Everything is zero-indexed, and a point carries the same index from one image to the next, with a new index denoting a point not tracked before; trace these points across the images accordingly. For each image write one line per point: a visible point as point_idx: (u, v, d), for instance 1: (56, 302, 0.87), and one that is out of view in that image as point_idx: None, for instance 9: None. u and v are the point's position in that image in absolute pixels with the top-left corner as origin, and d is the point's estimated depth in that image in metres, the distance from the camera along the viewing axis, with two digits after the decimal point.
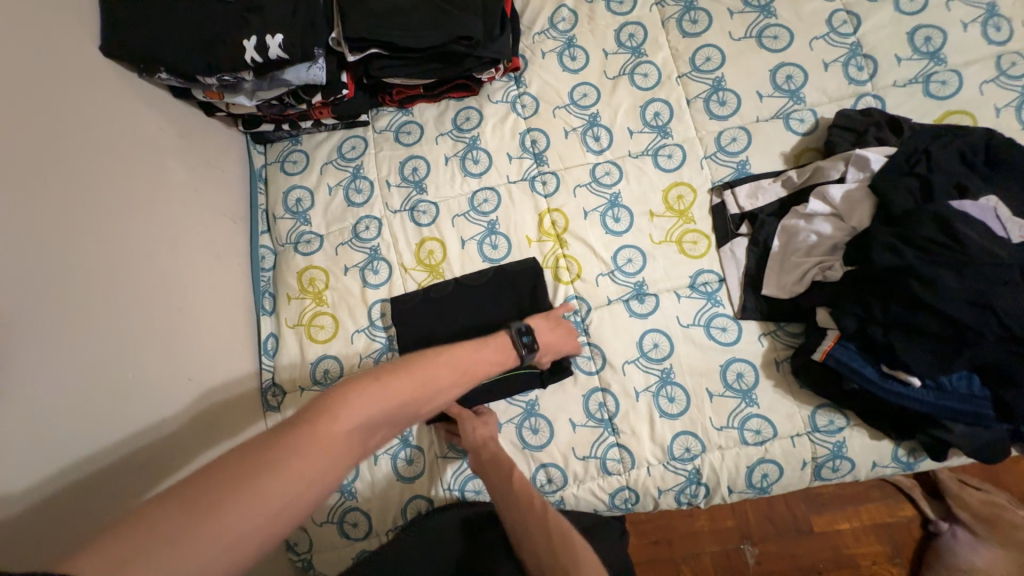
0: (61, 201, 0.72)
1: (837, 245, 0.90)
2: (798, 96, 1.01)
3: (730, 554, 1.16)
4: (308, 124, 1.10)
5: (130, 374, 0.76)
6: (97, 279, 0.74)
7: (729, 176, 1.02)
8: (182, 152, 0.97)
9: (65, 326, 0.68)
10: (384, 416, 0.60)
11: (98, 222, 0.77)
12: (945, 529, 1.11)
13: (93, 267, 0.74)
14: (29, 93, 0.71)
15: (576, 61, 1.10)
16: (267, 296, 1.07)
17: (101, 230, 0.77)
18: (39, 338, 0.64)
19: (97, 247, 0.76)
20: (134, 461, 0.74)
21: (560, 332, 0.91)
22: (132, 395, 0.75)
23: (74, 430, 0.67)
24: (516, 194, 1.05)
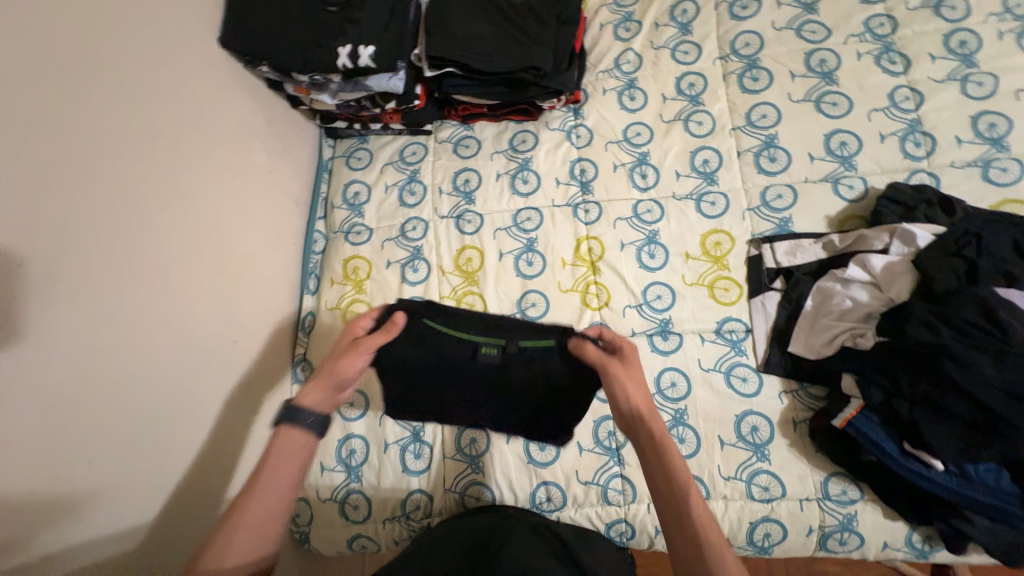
0: (162, 166, 0.81)
1: (872, 314, 0.90)
2: (850, 163, 1.03)
3: None
4: (377, 127, 1.19)
5: (186, 328, 0.83)
6: (177, 239, 0.83)
7: (770, 231, 1.03)
8: (266, 136, 1.07)
9: (142, 277, 0.76)
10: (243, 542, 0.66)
11: (187, 189, 0.86)
12: None
13: (176, 229, 0.83)
14: (154, 70, 0.82)
15: (634, 101, 1.15)
16: (313, 277, 1.15)
17: (188, 196, 0.86)
18: (122, 283, 0.72)
19: (182, 210, 0.84)
20: (177, 408, 0.80)
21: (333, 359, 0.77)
22: (184, 347, 0.82)
23: (138, 365, 0.74)
24: (559, 217, 1.10)
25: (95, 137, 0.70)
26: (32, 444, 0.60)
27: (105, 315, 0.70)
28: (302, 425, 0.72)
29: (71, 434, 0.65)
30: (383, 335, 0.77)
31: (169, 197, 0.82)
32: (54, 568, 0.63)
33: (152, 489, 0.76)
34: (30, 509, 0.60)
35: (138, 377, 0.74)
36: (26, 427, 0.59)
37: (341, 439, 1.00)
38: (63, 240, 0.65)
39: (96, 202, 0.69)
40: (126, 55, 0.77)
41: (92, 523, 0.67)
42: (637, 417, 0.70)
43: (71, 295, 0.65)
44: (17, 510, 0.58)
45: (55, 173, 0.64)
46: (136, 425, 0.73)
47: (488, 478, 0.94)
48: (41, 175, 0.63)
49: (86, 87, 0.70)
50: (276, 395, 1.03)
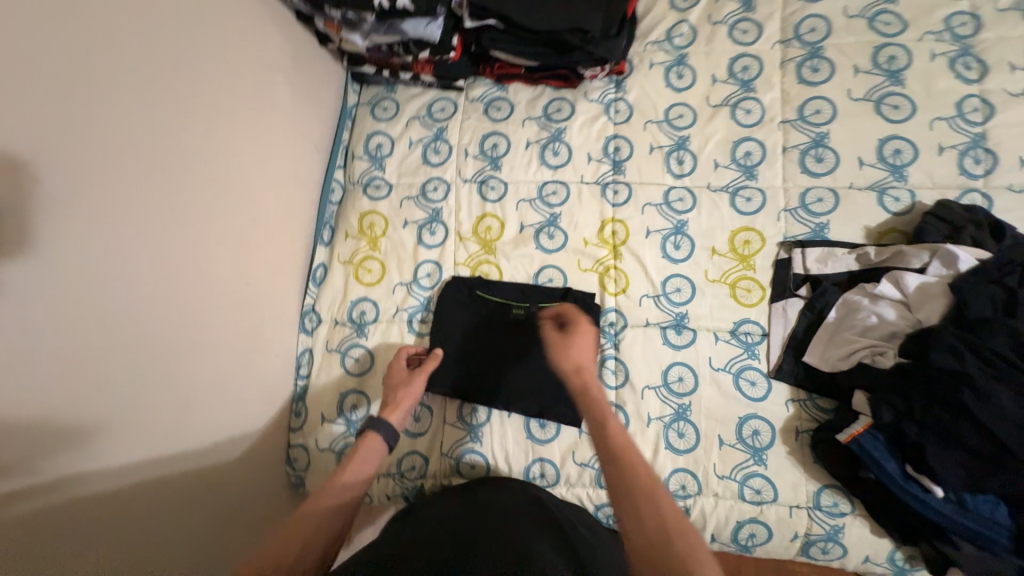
0: (180, 94, 0.77)
1: (896, 333, 0.87)
2: (901, 173, 0.97)
3: None
4: (407, 76, 1.12)
5: (200, 266, 0.82)
6: (194, 173, 0.80)
7: (804, 235, 0.99)
8: (291, 74, 1.02)
9: (155, 209, 0.74)
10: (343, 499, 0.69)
11: (207, 121, 0.82)
12: None
13: (192, 161, 0.80)
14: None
15: (682, 80, 1.08)
16: (327, 228, 1.13)
17: (206, 128, 0.82)
18: (137, 212, 0.71)
19: (200, 143, 0.81)
20: (188, 345, 0.80)
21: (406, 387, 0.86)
22: (195, 286, 0.81)
23: (148, 298, 0.73)
24: (586, 195, 1.05)
25: (112, 54, 0.66)
26: (44, 366, 0.60)
27: (118, 243, 0.68)
28: (383, 428, 0.77)
29: (85, 360, 0.64)
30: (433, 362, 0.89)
31: (187, 128, 0.79)
32: (72, 487, 0.64)
33: (166, 419, 0.77)
34: (44, 428, 0.60)
35: (151, 310, 0.74)
36: (37, 351, 0.59)
37: (344, 392, 1.01)
38: (75, 160, 0.62)
39: (111, 124, 0.67)
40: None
41: (104, 448, 0.68)
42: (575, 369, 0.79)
43: (84, 218, 0.64)
44: (28, 430, 0.59)
45: (70, 88, 0.61)
46: (149, 357, 0.73)
47: (484, 449, 0.95)
48: (55, 88, 0.60)
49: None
50: (283, 342, 1.03)
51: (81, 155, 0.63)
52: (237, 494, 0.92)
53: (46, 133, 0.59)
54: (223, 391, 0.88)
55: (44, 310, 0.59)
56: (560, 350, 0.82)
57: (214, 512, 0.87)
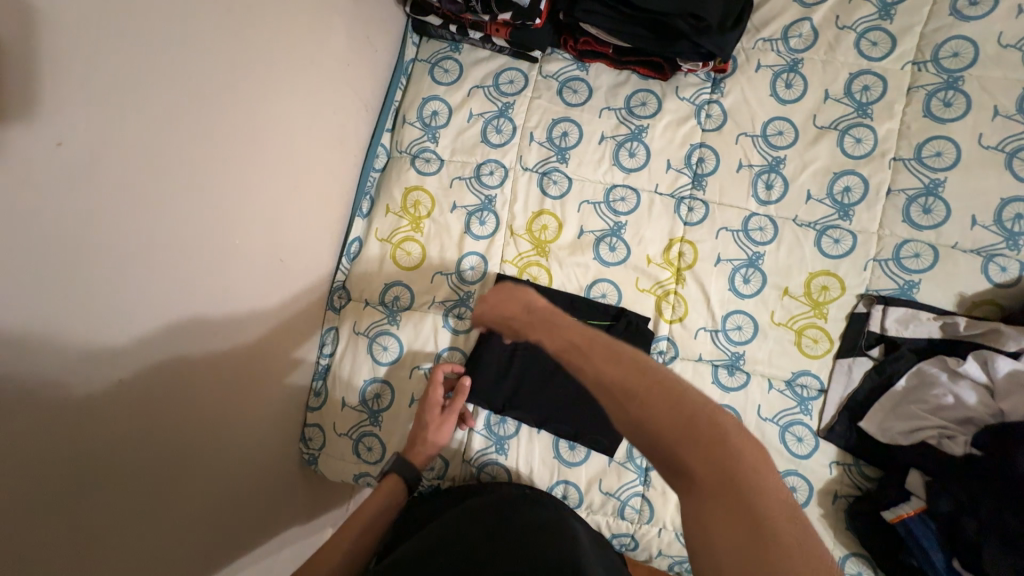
0: (227, 31, 0.65)
1: (972, 419, 0.80)
2: (1015, 241, 0.86)
3: None
4: (477, 36, 0.98)
5: (235, 233, 0.74)
6: (234, 126, 0.70)
7: (888, 291, 0.90)
8: (349, 18, 0.89)
9: (192, 167, 0.64)
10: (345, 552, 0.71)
11: (251, 66, 0.71)
12: None
13: (234, 113, 0.69)
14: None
15: (790, 91, 0.94)
16: (367, 198, 1.03)
17: (251, 75, 0.71)
18: (173, 170, 0.61)
19: (244, 92, 0.70)
20: (221, 319, 0.74)
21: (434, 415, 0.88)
22: (228, 255, 0.73)
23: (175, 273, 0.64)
24: (657, 207, 0.95)
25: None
26: (66, 346, 0.52)
27: (155, 205, 0.60)
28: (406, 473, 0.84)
29: (114, 333, 0.58)
30: (462, 398, 0.89)
31: (232, 73, 0.68)
32: (94, 471, 0.58)
33: (195, 398, 0.71)
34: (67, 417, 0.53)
35: (184, 281, 0.66)
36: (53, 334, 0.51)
37: (368, 380, 0.96)
38: (108, 105, 0.52)
39: (151, 64, 0.56)
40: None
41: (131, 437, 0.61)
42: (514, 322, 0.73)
43: (118, 176, 0.55)
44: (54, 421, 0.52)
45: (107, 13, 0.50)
46: (180, 331, 0.67)
47: (508, 461, 0.92)
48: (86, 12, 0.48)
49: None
50: (310, 318, 0.96)
51: (117, 98, 0.53)
52: (255, 474, 0.88)
53: (75, 70, 0.48)
54: (253, 368, 0.82)
55: (67, 279, 0.51)
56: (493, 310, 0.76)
57: (234, 492, 0.83)
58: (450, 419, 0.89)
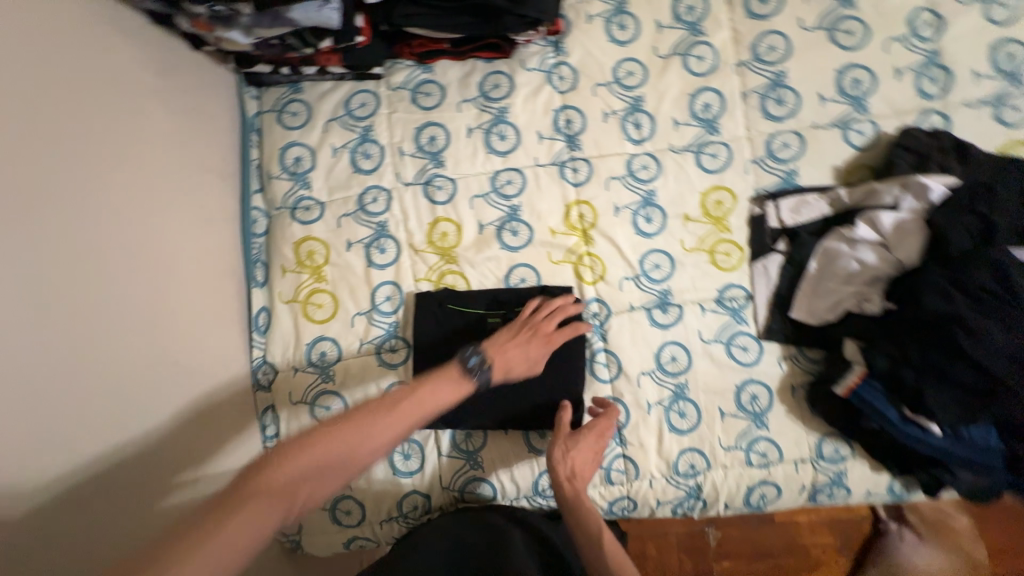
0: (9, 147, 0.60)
1: (878, 277, 0.85)
2: (862, 104, 0.93)
3: (694, 534, 1.25)
4: (312, 71, 0.95)
5: (96, 350, 0.68)
6: (50, 240, 0.64)
7: (774, 186, 0.94)
8: (159, 94, 0.82)
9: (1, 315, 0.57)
10: (314, 469, 0.60)
11: (53, 170, 0.65)
12: (893, 529, 1.21)
13: (43, 226, 0.63)
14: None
15: (624, 32, 0.97)
16: (259, 265, 0.97)
17: (60, 188, 0.65)
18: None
19: (52, 202, 0.64)
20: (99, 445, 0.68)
21: (528, 342, 0.84)
22: (91, 374, 0.67)
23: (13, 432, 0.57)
24: (544, 179, 0.95)
25: None
26: None
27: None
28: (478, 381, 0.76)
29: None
30: (565, 333, 0.86)
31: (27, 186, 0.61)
32: None
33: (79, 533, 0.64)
34: None
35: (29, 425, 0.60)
36: None
37: None
38: None
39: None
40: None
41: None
42: (569, 475, 0.79)
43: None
44: None
45: None
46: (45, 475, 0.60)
47: (487, 472, 0.91)
48: None
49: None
50: (235, 408, 0.90)
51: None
52: None
53: None
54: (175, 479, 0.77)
55: None
56: (562, 446, 0.81)
57: None
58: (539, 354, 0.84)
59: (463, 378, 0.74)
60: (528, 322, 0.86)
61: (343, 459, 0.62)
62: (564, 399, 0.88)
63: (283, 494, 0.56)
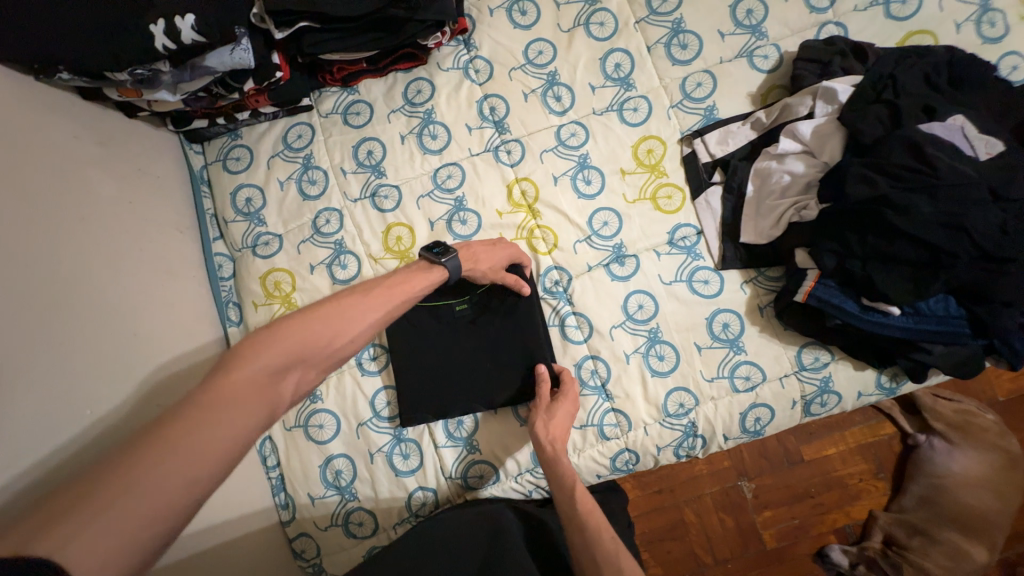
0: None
1: (811, 183, 0.88)
2: (760, 31, 0.97)
3: (728, 492, 1.21)
4: (245, 115, 1.00)
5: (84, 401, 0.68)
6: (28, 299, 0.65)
7: (698, 124, 0.98)
8: (107, 162, 0.87)
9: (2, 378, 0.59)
10: (288, 357, 0.55)
11: (21, 237, 0.67)
12: (923, 441, 1.17)
13: (23, 288, 0.65)
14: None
15: (526, 17, 1.03)
16: (232, 306, 1.01)
17: (40, 255, 0.69)
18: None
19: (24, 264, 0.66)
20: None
21: (496, 249, 0.89)
22: (83, 427, 0.67)
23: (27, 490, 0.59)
24: (481, 166, 1.00)
25: None
26: None
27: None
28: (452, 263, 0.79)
29: None
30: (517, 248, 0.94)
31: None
32: None
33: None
34: None
35: None
36: None
37: (323, 464, 0.93)
38: None
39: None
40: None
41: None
42: (552, 444, 0.82)
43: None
44: None
45: None
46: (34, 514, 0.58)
47: (486, 454, 0.93)
48: None
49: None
50: None
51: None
52: None
53: None
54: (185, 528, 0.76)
55: None
56: (542, 420, 0.84)
57: None
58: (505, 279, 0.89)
59: (430, 267, 0.78)
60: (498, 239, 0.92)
61: (327, 336, 0.59)
62: (540, 363, 0.90)
63: (267, 381, 0.52)
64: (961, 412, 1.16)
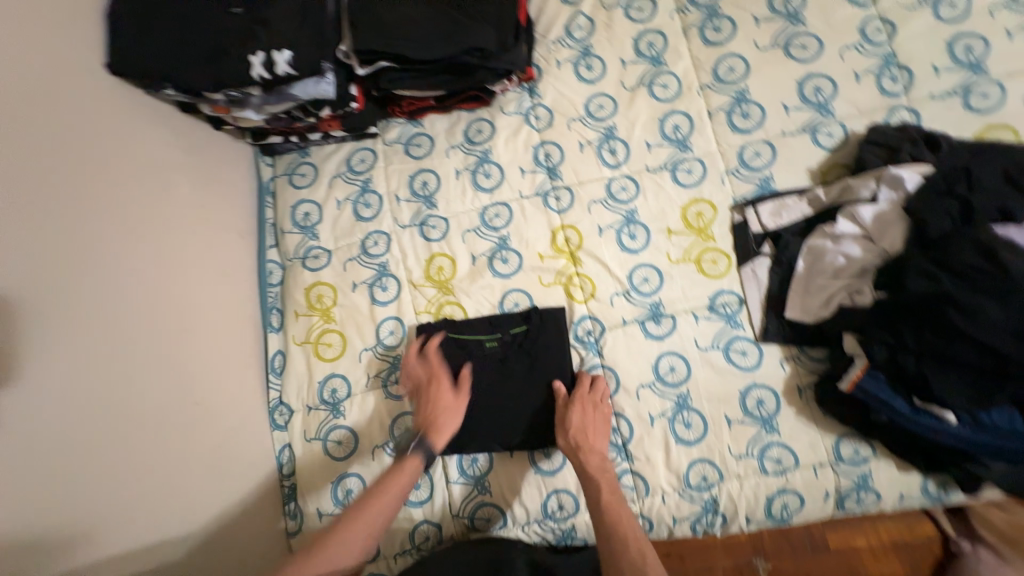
0: (44, 215, 0.70)
1: (866, 268, 0.85)
2: (827, 109, 0.97)
3: (742, 570, 1.13)
4: (316, 137, 1.07)
5: (107, 393, 0.73)
6: (80, 290, 0.73)
7: (752, 193, 0.97)
8: (189, 168, 0.96)
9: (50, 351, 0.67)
10: None
11: (96, 232, 0.77)
12: (967, 549, 1.05)
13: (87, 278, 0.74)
14: (19, 95, 0.69)
15: (592, 71, 1.06)
16: (274, 312, 1.06)
17: (106, 246, 0.78)
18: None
19: (81, 260, 0.74)
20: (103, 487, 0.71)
21: (441, 410, 0.89)
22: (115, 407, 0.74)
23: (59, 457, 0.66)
24: (529, 209, 1.02)
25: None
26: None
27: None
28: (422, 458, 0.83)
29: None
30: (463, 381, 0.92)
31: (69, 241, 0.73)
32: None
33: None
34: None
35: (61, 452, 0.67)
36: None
37: (335, 480, 0.94)
38: None
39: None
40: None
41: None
42: (575, 446, 0.84)
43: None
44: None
45: None
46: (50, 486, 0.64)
47: (495, 497, 0.91)
48: None
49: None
50: (255, 445, 0.95)
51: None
52: None
53: None
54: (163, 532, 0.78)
55: None
56: (561, 426, 0.87)
57: None
58: (457, 400, 0.91)
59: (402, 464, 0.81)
60: (432, 391, 0.91)
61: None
62: (556, 379, 0.92)
63: None
64: (1015, 526, 1.03)
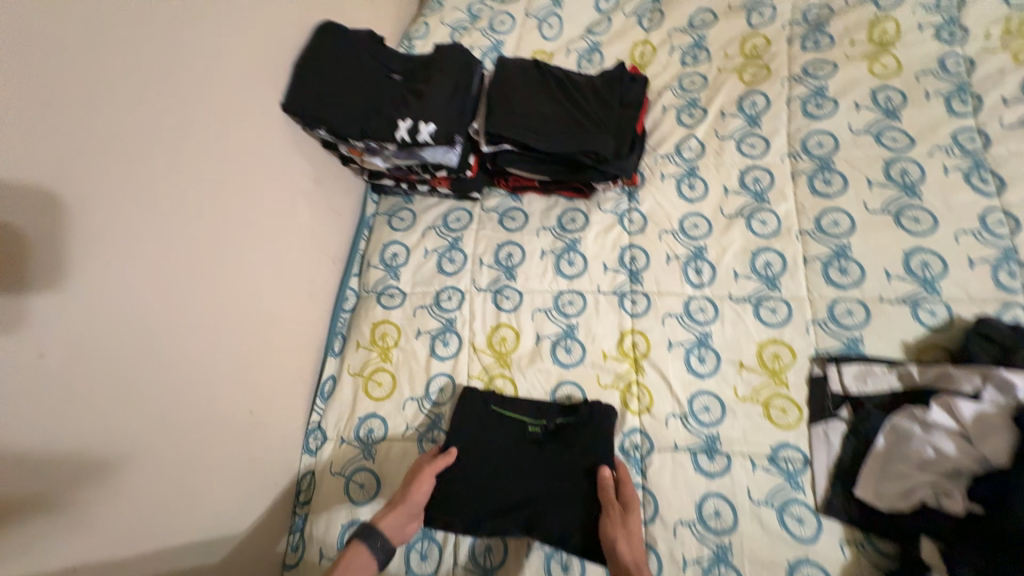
0: (195, 217, 0.79)
1: (959, 470, 0.77)
2: (932, 286, 0.94)
3: None
4: (424, 188, 1.16)
5: (187, 386, 0.78)
6: (198, 286, 0.80)
7: (837, 350, 0.94)
8: (312, 195, 1.06)
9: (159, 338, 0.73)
10: None
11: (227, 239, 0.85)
12: None
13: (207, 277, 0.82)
14: (211, 119, 0.81)
15: (694, 191, 1.10)
16: (338, 337, 1.10)
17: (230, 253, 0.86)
18: (121, 330, 0.68)
19: (207, 260, 0.82)
20: (155, 478, 0.73)
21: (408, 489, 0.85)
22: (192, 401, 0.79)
23: (132, 440, 0.70)
24: (603, 305, 1.03)
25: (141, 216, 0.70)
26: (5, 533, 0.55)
27: (103, 364, 0.66)
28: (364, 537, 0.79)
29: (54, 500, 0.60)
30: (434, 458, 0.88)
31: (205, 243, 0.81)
32: None
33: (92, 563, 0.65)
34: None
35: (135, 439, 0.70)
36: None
37: (345, 526, 0.92)
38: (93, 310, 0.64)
39: (121, 245, 0.67)
40: (182, 100, 0.76)
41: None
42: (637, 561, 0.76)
43: (67, 334, 0.61)
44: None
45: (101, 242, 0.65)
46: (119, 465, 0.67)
47: None
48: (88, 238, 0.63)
49: (130, 127, 0.68)
50: (283, 464, 0.96)
51: (84, 277, 0.63)
52: None
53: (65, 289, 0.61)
54: (187, 536, 0.78)
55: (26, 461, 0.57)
56: (625, 536, 0.79)
57: None
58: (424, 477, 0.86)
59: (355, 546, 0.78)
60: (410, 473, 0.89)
61: None
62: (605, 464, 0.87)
63: None
64: None
